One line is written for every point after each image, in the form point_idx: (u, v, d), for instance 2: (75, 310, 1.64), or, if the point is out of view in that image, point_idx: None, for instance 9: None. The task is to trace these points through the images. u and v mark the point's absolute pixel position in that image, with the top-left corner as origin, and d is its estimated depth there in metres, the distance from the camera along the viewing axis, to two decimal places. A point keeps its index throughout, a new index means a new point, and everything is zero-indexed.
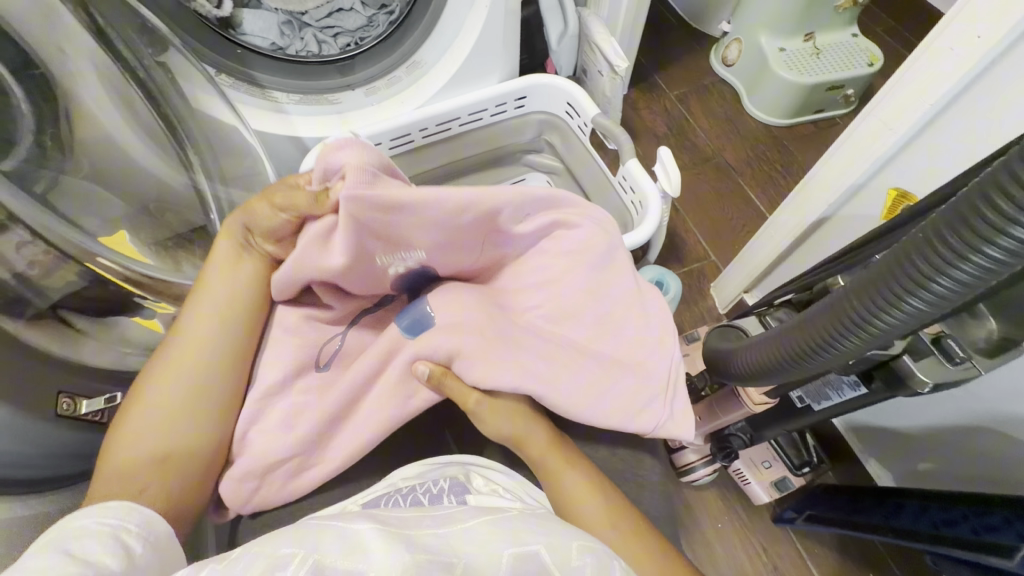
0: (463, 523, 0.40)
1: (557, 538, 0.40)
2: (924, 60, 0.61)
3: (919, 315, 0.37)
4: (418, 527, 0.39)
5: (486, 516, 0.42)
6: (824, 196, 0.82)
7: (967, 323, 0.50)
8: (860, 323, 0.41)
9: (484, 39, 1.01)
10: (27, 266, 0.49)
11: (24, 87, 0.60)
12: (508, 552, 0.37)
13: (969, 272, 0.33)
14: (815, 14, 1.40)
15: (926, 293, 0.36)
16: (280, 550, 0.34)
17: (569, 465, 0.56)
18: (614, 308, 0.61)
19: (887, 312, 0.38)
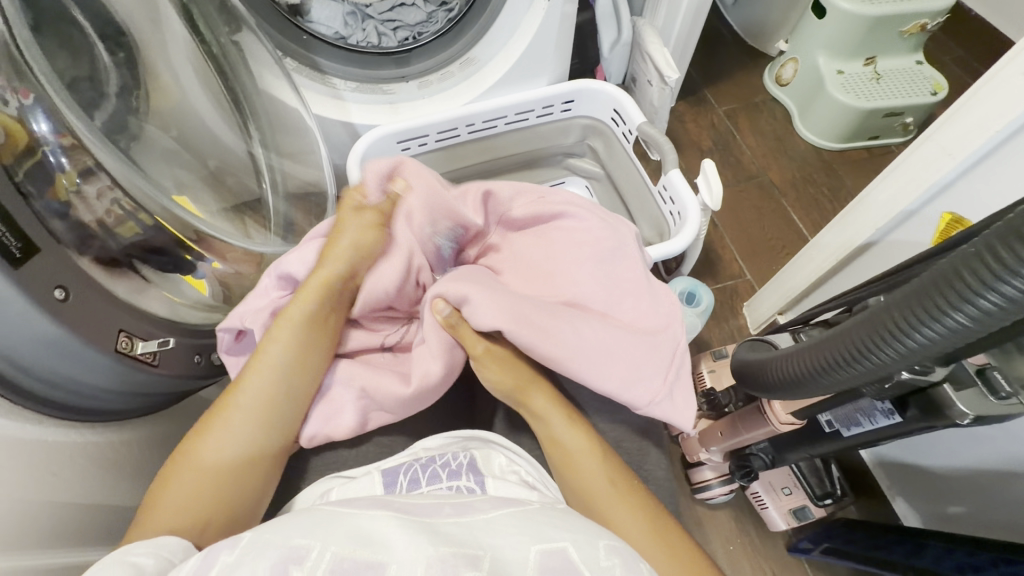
0: (485, 515, 0.41)
1: (585, 537, 0.40)
2: (990, 87, 0.59)
3: (958, 333, 0.37)
4: (440, 515, 0.41)
5: (511, 509, 0.43)
6: (873, 220, 0.79)
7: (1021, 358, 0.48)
8: (896, 338, 0.40)
9: (539, 40, 1.03)
10: (104, 213, 0.52)
11: (115, 53, 0.65)
12: (535, 548, 0.38)
13: (1017, 289, 0.32)
14: (879, 38, 1.36)
15: (970, 308, 0.35)
16: (294, 541, 0.36)
17: (597, 471, 0.55)
18: (620, 291, 0.66)
19: (926, 328, 0.38)
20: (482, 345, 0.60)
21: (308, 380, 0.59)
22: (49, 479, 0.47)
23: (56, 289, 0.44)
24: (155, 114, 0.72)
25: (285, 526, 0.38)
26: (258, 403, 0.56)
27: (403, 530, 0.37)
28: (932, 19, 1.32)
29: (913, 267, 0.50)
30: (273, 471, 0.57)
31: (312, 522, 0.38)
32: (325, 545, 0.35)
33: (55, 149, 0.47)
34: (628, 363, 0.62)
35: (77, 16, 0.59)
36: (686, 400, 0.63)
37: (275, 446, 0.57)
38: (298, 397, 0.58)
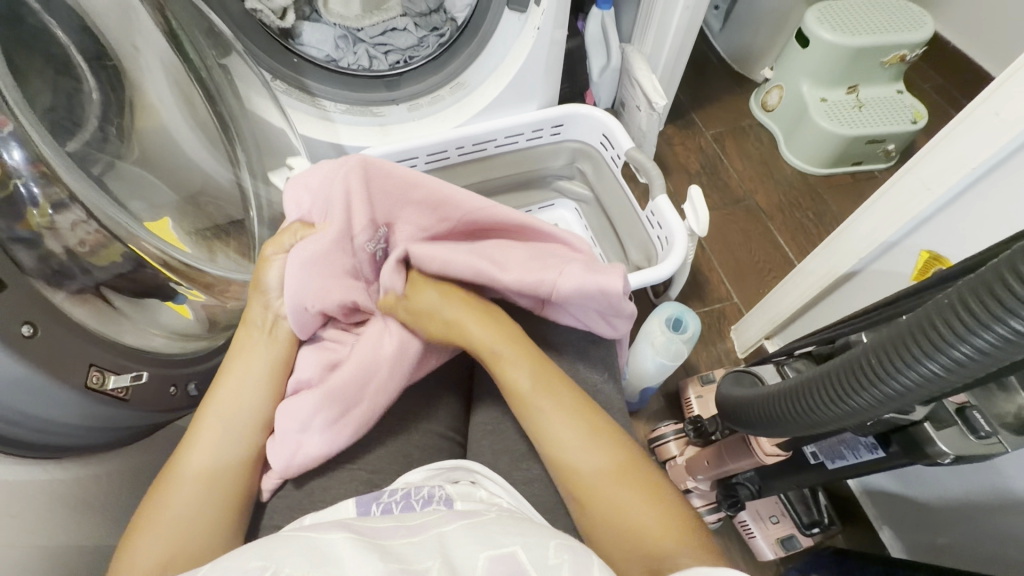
0: (440, 529, 0.40)
1: (536, 538, 0.39)
2: (968, 125, 0.61)
3: (934, 381, 0.37)
4: (395, 537, 0.39)
5: (468, 521, 0.41)
6: (857, 249, 0.80)
7: (996, 396, 0.48)
8: (874, 383, 0.40)
9: (528, 66, 1.04)
10: (78, 243, 0.51)
11: (95, 77, 0.65)
12: (483, 555, 0.37)
13: (988, 341, 0.33)
14: (860, 67, 1.39)
15: (943, 358, 0.35)
16: (254, 562, 0.35)
17: (643, 496, 0.51)
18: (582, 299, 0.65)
19: (902, 375, 0.38)
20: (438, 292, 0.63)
21: (272, 376, 0.61)
22: (8, 521, 0.45)
23: (23, 326, 0.43)
24: (137, 136, 0.71)
25: (248, 547, 0.37)
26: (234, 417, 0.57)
27: (362, 550, 0.36)
28: (912, 50, 1.36)
29: (895, 302, 0.49)
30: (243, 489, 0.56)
31: (280, 541, 0.37)
32: (277, 566, 0.34)
33: (29, 180, 0.47)
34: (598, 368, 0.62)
35: (55, 31, 0.60)
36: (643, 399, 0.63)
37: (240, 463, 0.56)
38: (259, 407, 0.59)
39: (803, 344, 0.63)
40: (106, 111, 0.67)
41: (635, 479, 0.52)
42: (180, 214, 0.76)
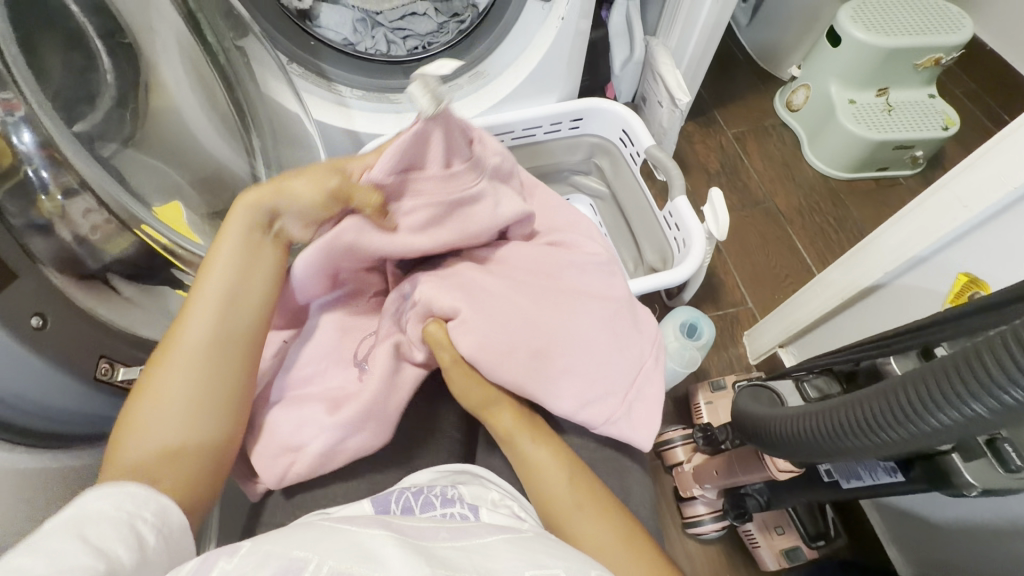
0: (482, 540, 0.40)
1: (577, 564, 0.38)
2: (1009, 144, 0.58)
3: (980, 421, 0.35)
4: (436, 536, 0.39)
5: (505, 534, 0.42)
6: (883, 262, 0.78)
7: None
8: (915, 418, 0.38)
9: (550, 56, 1.01)
10: (90, 229, 0.50)
11: (111, 56, 0.64)
12: (528, 573, 0.36)
13: None
14: (892, 69, 1.35)
15: (995, 399, 0.33)
16: (291, 553, 0.34)
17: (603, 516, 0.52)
18: (607, 335, 0.62)
19: (946, 412, 0.36)
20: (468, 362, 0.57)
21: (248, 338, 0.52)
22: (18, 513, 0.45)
23: (33, 318, 0.42)
24: (152, 116, 0.70)
25: (284, 538, 0.36)
26: (189, 388, 0.48)
27: (399, 548, 0.35)
28: (948, 53, 1.31)
29: (928, 328, 0.47)
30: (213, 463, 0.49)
31: (310, 532, 0.37)
32: (325, 558, 0.33)
33: (40, 166, 0.45)
34: (609, 388, 0.60)
35: (72, 7, 0.58)
36: (649, 427, 0.62)
37: (214, 435, 0.49)
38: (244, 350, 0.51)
39: (823, 361, 0.61)
40: (121, 92, 0.65)
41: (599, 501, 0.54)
42: (192, 199, 0.74)
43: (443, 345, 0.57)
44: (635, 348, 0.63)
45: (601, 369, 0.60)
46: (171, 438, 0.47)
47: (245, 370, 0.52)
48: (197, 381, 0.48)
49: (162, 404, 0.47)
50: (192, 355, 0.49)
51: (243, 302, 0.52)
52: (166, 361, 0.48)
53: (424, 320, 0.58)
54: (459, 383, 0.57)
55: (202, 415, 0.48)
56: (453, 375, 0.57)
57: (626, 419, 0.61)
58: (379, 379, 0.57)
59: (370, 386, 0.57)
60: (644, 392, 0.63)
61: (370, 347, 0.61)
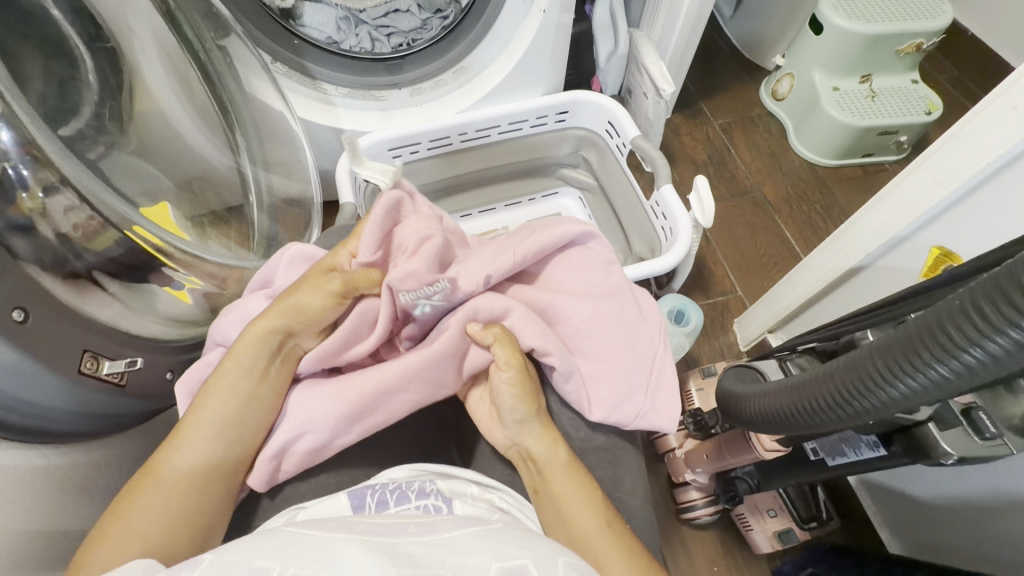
0: (449, 533, 0.40)
1: (546, 554, 0.40)
2: (978, 123, 0.60)
3: (943, 385, 0.36)
4: (404, 535, 0.39)
5: (477, 527, 0.42)
6: (866, 243, 0.79)
7: (1002, 398, 0.47)
8: (882, 385, 0.39)
9: (533, 50, 1.02)
10: (71, 227, 0.50)
11: (94, 59, 0.64)
12: (495, 565, 0.37)
13: (1002, 346, 0.32)
14: (875, 56, 1.36)
15: (955, 362, 0.34)
16: (255, 562, 0.35)
17: (581, 497, 0.54)
18: (616, 327, 0.63)
19: (911, 378, 0.37)
20: (512, 359, 0.58)
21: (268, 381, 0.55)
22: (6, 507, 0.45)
23: (15, 311, 0.43)
24: (137, 119, 0.70)
25: (243, 546, 0.37)
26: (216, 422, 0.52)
27: (365, 549, 0.36)
28: (928, 38, 1.32)
29: (904, 301, 0.48)
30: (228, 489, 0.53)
31: (276, 541, 0.37)
32: (286, 565, 0.34)
33: (18, 164, 0.45)
34: (632, 382, 0.61)
35: (53, 10, 0.59)
36: (675, 413, 0.63)
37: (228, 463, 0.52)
38: (259, 412, 0.55)
39: (806, 340, 0.62)
40: (103, 93, 0.65)
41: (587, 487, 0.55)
42: (178, 199, 0.74)
43: (505, 344, 0.58)
44: (644, 337, 0.64)
45: (618, 365, 0.62)
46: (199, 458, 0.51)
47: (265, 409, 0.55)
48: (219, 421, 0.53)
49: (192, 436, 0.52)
50: (218, 407, 0.53)
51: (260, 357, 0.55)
52: (199, 405, 0.53)
53: (469, 322, 0.60)
54: (518, 386, 0.57)
55: (222, 444, 0.52)
56: (511, 377, 0.57)
57: (649, 408, 0.61)
58: (413, 374, 0.57)
59: (398, 375, 0.57)
60: (663, 380, 0.63)
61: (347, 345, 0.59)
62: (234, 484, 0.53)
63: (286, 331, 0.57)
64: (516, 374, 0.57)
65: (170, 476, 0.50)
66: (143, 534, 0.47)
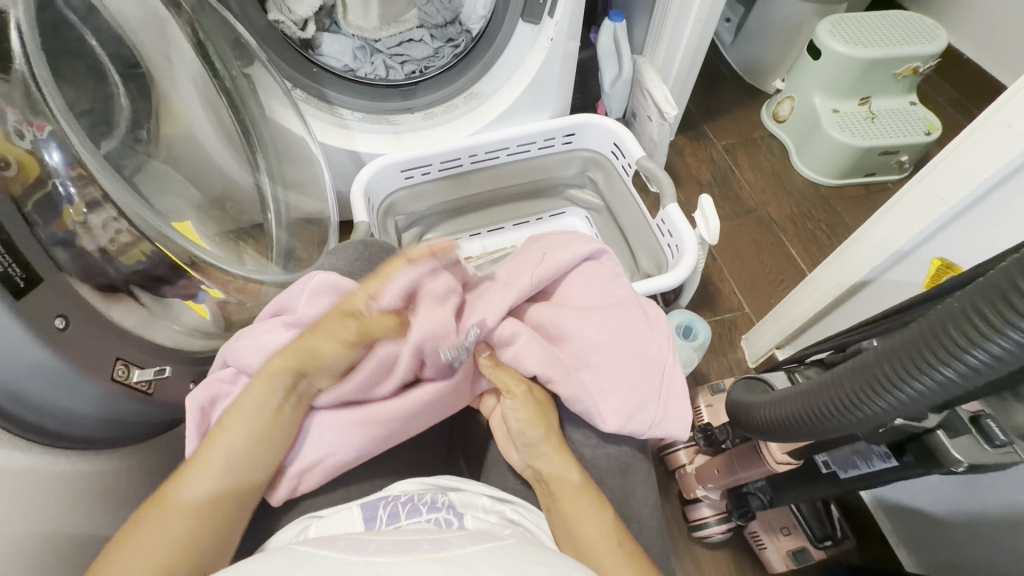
0: (462, 550, 0.41)
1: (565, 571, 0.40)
2: (975, 139, 0.62)
3: (948, 386, 0.37)
4: (418, 552, 0.41)
5: (488, 543, 0.43)
6: (872, 257, 0.80)
7: (1012, 405, 0.48)
8: (890, 389, 0.40)
9: (541, 76, 1.06)
10: (109, 241, 0.53)
11: (125, 84, 0.68)
12: None
13: (1003, 346, 0.33)
14: (873, 79, 1.40)
15: (959, 364, 0.35)
16: None
17: (590, 513, 0.54)
18: (625, 338, 0.64)
19: (916, 380, 0.38)
20: (518, 387, 0.60)
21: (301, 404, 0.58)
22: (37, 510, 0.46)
23: (57, 318, 0.45)
24: (163, 140, 0.74)
25: (264, 570, 0.38)
26: (251, 433, 0.54)
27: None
28: (925, 62, 1.36)
29: (908, 309, 0.49)
30: (247, 505, 0.53)
31: (295, 565, 0.38)
32: None
33: (66, 180, 0.49)
34: (642, 393, 0.62)
35: (92, 43, 0.63)
36: (685, 419, 0.64)
37: (253, 478, 0.53)
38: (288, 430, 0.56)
39: (815, 352, 0.63)
40: (135, 117, 0.69)
41: (597, 503, 0.55)
42: (203, 217, 0.78)
43: (507, 374, 0.61)
44: (653, 348, 0.65)
45: (628, 376, 0.63)
46: (227, 470, 0.52)
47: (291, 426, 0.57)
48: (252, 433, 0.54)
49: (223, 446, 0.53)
50: (253, 423, 0.54)
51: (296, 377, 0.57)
52: (233, 418, 0.54)
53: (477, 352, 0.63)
54: (523, 410, 0.59)
55: (248, 459, 0.53)
56: (515, 403, 0.59)
57: (661, 415, 0.62)
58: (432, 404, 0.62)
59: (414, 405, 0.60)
60: (673, 388, 0.64)
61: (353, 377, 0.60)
62: (252, 501, 0.54)
63: (297, 376, 0.57)
64: (519, 400, 0.59)
65: (194, 485, 0.50)
66: (166, 540, 0.47)
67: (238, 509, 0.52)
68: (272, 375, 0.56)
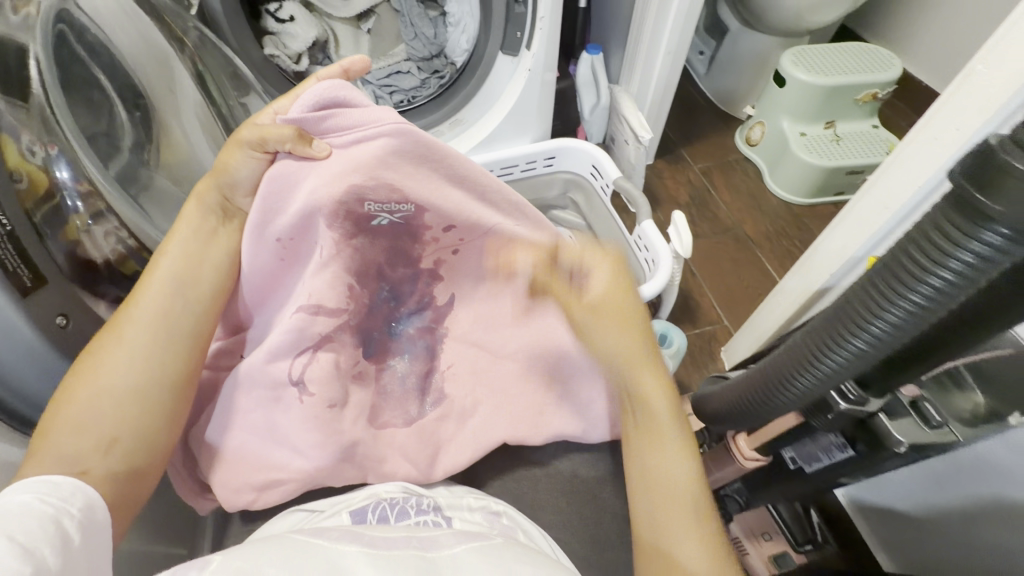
0: (446, 551, 0.43)
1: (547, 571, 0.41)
2: (911, 152, 0.68)
3: (867, 351, 0.45)
4: (405, 547, 0.43)
5: (474, 543, 0.45)
6: (830, 265, 0.85)
7: (955, 394, 0.56)
8: (824, 358, 0.49)
9: (521, 103, 1.13)
10: (110, 251, 0.57)
11: (129, 113, 0.73)
12: None
13: (899, 314, 0.41)
14: (837, 105, 1.49)
15: (869, 332, 0.44)
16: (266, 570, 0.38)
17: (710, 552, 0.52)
18: None
19: (844, 349, 0.46)
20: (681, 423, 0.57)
21: (218, 287, 0.56)
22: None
23: (58, 317, 0.48)
24: (164, 163, 0.78)
25: (255, 559, 0.39)
26: (170, 306, 0.53)
27: (371, 567, 0.39)
28: (883, 88, 1.46)
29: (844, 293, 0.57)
30: (186, 386, 0.53)
31: (291, 552, 0.40)
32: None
33: (73, 196, 0.53)
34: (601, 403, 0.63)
35: (100, 77, 0.69)
36: None
37: (182, 357, 0.53)
38: (210, 303, 0.56)
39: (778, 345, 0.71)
40: (139, 142, 0.74)
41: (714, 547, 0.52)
42: None
43: (664, 401, 0.55)
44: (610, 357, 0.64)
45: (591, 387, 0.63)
46: (139, 350, 0.51)
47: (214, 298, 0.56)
48: (166, 306, 0.53)
49: (136, 325, 0.52)
50: (159, 296, 0.53)
51: (195, 260, 0.56)
52: (138, 296, 0.54)
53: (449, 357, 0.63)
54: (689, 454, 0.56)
55: (168, 335, 0.53)
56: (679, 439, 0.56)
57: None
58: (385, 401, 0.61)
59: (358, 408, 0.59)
60: None
61: (304, 367, 0.55)
62: (189, 380, 0.54)
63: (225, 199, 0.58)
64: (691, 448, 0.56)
65: (100, 367, 0.49)
66: (91, 423, 0.47)
67: (169, 391, 0.52)
68: (179, 250, 0.56)
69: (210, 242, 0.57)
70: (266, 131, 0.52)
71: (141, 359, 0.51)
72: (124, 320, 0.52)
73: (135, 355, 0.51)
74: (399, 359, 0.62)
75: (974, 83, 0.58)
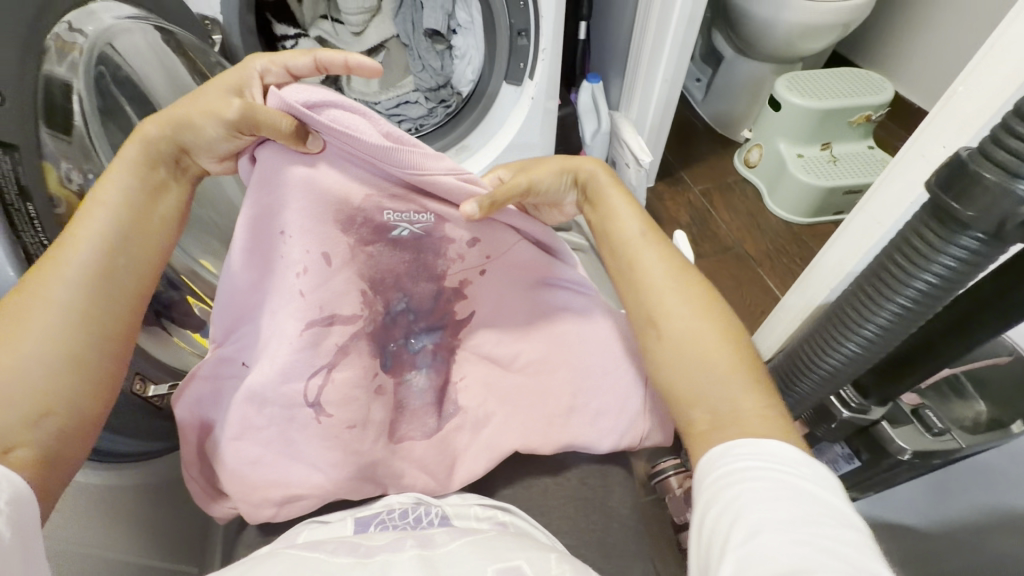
0: (444, 547, 0.44)
1: (538, 553, 0.43)
2: (903, 168, 0.70)
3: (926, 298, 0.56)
4: (403, 552, 0.44)
5: (470, 537, 0.46)
6: (831, 280, 0.86)
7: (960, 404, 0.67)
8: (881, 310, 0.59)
9: (525, 128, 1.17)
10: None
11: None
12: (493, 566, 0.41)
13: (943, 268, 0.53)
14: (831, 127, 1.53)
15: (897, 293, 0.58)
16: None
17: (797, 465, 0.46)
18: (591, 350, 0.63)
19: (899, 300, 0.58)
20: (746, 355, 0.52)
21: (156, 251, 0.53)
22: (87, 522, 0.52)
23: None
24: None
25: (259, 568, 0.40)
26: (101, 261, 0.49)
27: None
28: (875, 110, 1.50)
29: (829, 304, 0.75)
30: (121, 355, 0.49)
31: (286, 566, 0.41)
32: None
33: None
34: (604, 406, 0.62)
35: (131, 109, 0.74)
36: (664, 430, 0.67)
37: (121, 322, 0.49)
38: (148, 267, 0.52)
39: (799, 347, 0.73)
40: None
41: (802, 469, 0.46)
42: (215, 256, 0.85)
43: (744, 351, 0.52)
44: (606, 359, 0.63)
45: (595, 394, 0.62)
46: (73, 309, 0.46)
47: (155, 262, 0.53)
48: (97, 261, 0.48)
49: (62, 280, 0.46)
50: (90, 250, 0.48)
51: (133, 214, 0.51)
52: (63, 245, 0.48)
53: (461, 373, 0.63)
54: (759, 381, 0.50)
55: (104, 297, 0.48)
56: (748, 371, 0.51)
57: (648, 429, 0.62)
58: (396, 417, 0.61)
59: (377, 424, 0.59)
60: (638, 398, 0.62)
61: (320, 387, 0.56)
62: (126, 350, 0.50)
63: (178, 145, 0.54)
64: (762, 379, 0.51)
65: (25, 329, 0.44)
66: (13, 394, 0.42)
67: (106, 361, 0.48)
68: (108, 200, 0.51)
69: (151, 198, 0.53)
70: (258, 117, 0.50)
71: (73, 321, 0.46)
72: (48, 270, 0.46)
73: (62, 313, 0.45)
74: (422, 358, 0.62)
75: (958, 104, 0.61)
